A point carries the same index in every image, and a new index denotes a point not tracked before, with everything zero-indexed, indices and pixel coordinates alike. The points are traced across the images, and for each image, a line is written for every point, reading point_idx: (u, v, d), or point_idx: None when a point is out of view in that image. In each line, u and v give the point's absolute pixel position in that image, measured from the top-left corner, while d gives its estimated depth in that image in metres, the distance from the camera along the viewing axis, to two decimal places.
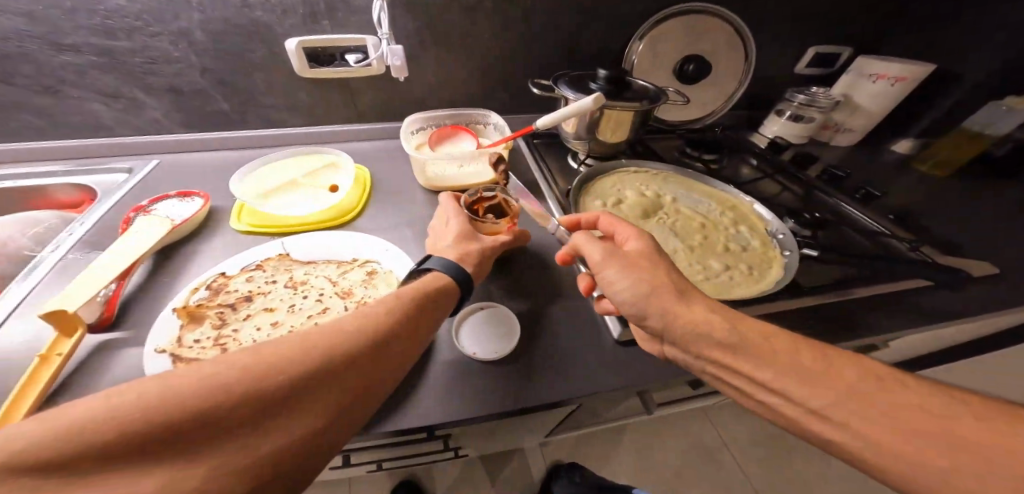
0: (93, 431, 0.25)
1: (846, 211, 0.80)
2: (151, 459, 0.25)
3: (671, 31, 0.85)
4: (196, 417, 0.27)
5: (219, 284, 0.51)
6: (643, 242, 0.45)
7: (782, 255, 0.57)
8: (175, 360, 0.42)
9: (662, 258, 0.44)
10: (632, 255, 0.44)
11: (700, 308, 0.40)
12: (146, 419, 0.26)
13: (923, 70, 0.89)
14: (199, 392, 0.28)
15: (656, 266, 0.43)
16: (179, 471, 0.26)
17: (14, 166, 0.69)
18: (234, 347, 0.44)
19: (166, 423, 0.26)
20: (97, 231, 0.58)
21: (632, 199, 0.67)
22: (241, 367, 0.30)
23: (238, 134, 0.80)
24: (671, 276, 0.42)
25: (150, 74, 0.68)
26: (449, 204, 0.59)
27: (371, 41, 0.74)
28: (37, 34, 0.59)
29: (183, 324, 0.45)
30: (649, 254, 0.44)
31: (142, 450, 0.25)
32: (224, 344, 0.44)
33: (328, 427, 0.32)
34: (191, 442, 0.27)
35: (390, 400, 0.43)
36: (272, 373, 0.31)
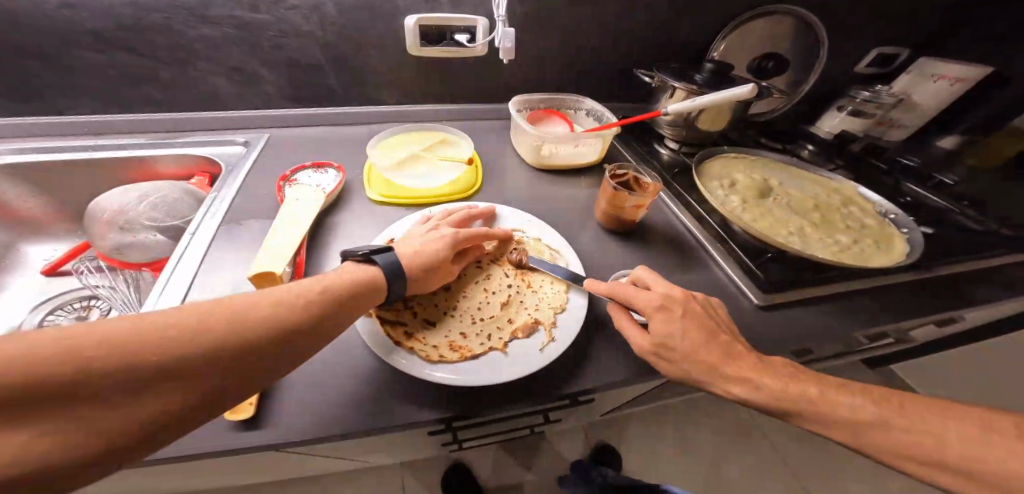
0: (116, 350, 0.26)
1: (921, 195, 0.88)
2: (132, 393, 0.26)
3: (753, 29, 0.91)
4: (177, 358, 0.28)
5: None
6: (666, 323, 0.43)
7: (901, 231, 0.73)
8: (380, 320, 0.47)
9: (683, 340, 0.42)
10: (647, 352, 0.43)
11: (746, 378, 0.40)
12: (135, 357, 0.26)
13: (979, 72, 0.97)
14: (189, 336, 0.29)
15: (686, 349, 0.42)
16: (151, 401, 0.26)
17: (130, 136, 0.71)
18: (421, 311, 0.51)
19: (154, 361, 0.27)
20: (244, 201, 0.62)
21: (744, 181, 0.78)
22: (210, 317, 0.31)
23: (343, 110, 0.82)
24: (697, 365, 0.41)
25: (277, 48, 0.70)
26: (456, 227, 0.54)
27: (483, 23, 0.75)
28: (185, 6, 0.62)
29: None
30: (687, 331, 0.42)
31: (127, 383, 0.25)
32: (411, 306, 0.51)
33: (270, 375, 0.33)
34: (168, 380, 0.27)
35: (572, 363, 0.48)
36: (275, 320, 0.34)
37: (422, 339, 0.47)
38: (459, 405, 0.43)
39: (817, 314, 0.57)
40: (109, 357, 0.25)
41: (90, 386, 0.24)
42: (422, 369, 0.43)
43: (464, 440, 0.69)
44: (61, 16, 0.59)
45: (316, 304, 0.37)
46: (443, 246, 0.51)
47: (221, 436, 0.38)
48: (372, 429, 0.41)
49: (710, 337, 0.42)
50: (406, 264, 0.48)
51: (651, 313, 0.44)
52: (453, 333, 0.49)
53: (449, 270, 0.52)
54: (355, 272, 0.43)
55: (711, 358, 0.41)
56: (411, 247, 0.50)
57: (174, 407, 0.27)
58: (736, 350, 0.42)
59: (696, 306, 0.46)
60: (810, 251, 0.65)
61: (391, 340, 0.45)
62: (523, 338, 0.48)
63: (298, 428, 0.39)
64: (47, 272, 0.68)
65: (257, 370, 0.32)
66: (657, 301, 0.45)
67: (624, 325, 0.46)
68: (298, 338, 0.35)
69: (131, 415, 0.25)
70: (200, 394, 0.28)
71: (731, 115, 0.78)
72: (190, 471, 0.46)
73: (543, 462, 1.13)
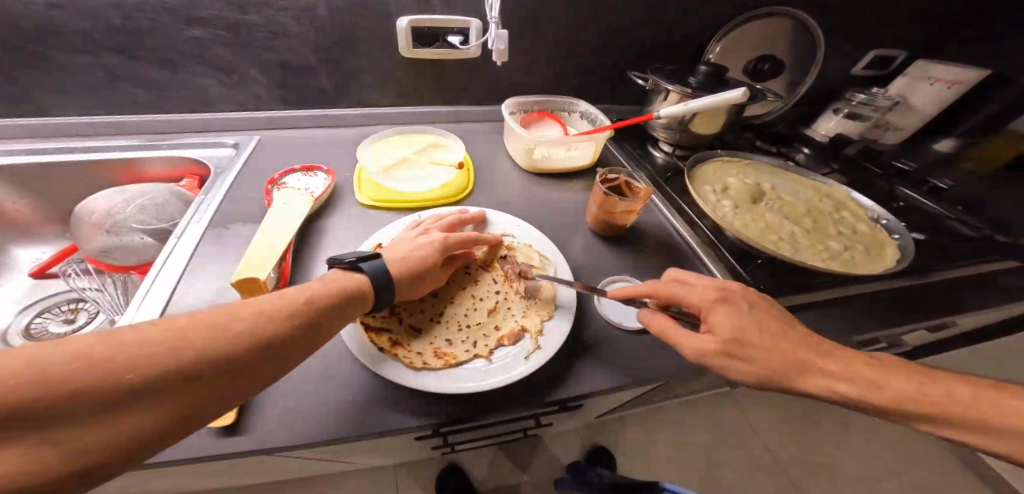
0: (87, 369, 0.25)
1: (915, 200, 0.88)
2: (109, 412, 0.25)
3: (750, 31, 0.90)
4: (155, 375, 0.27)
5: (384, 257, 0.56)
6: (729, 318, 0.42)
7: (892, 237, 0.73)
8: (364, 327, 0.47)
9: (756, 334, 0.41)
10: (718, 354, 0.41)
11: None
12: (110, 375, 0.26)
13: (977, 74, 0.95)
14: (166, 353, 0.28)
15: (762, 346, 0.40)
16: (129, 419, 0.26)
17: (119, 138, 0.71)
18: (406, 317, 0.50)
19: (130, 380, 0.26)
20: (232, 205, 0.62)
21: (736, 185, 0.77)
22: (187, 332, 0.30)
23: (335, 112, 0.82)
24: (783, 359, 0.40)
25: (267, 49, 0.69)
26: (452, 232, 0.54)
27: (476, 24, 0.74)
28: (174, 7, 0.61)
29: None
30: (756, 329, 0.41)
31: (104, 402, 0.25)
32: (397, 312, 0.51)
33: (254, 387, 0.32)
34: (145, 397, 0.27)
35: (558, 371, 0.48)
36: (256, 333, 0.33)
37: (408, 346, 0.46)
38: (444, 411, 0.43)
39: (807, 321, 0.57)
40: (83, 377, 0.25)
41: (59, 407, 0.24)
42: (405, 376, 0.42)
43: (456, 444, 0.68)
44: (47, 16, 0.58)
45: (300, 313, 0.37)
46: (432, 250, 0.51)
47: (200, 443, 0.37)
48: (355, 435, 0.40)
49: (777, 326, 0.42)
50: (395, 270, 0.47)
51: (712, 307, 0.43)
52: (439, 340, 0.49)
53: (436, 275, 0.52)
54: (342, 279, 0.43)
55: (793, 351, 0.40)
56: (398, 253, 0.49)
57: (149, 425, 0.27)
58: (812, 341, 0.42)
59: (751, 297, 0.46)
60: (800, 257, 0.65)
61: (376, 346, 0.45)
62: (509, 345, 0.47)
63: (279, 435, 0.39)
64: (34, 274, 0.68)
65: (238, 383, 0.31)
66: (712, 295, 0.44)
67: (681, 326, 0.44)
68: (281, 349, 0.34)
69: (105, 435, 0.25)
70: (178, 410, 0.28)
71: (725, 119, 0.77)
72: (174, 476, 0.46)
73: (538, 463, 1.13)
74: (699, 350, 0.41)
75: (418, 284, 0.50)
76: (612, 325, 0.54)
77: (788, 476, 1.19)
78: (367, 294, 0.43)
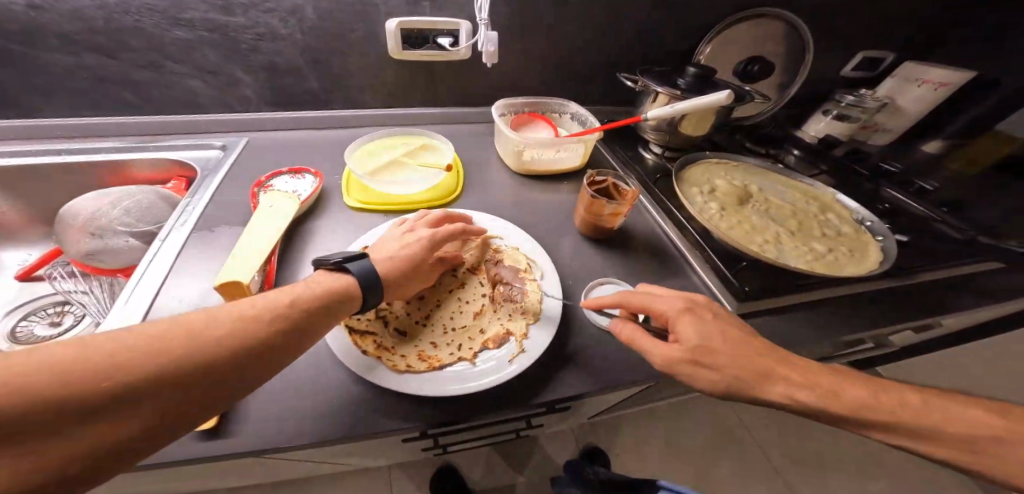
0: (58, 380, 0.25)
1: (902, 201, 0.89)
2: (85, 423, 0.26)
3: (739, 33, 0.90)
4: (130, 384, 0.27)
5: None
6: (697, 328, 0.43)
7: (876, 239, 0.73)
8: (348, 331, 0.47)
9: (721, 345, 0.42)
10: (685, 362, 0.42)
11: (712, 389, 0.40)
12: (84, 387, 0.26)
13: (964, 77, 0.96)
14: (140, 362, 0.28)
15: (727, 354, 0.41)
16: (107, 429, 0.26)
17: (104, 140, 0.71)
18: (392, 320, 0.51)
19: (105, 390, 0.26)
20: (218, 207, 0.62)
21: (724, 187, 0.78)
22: (165, 339, 0.30)
23: (326, 114, 0.82)
24: (745, 371, 0.40)
25: (254, 51, 0.69)
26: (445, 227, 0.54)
27: (465, 26, 0.74)
28: (158, 9, 0.61)
29: None
30: (723, 337, 0.42)
31: (79, 414, 0.25)
32: (382, 316, 0.51)
33: (235, 392, 0.32)
34: (122, 407, 0.27)
35: (542, 372, 0.48)
36: (236, 337, 0.33)
37: (392, 349, 0.46)
38: (426, 414, 0.43)
39: (792, 323, 0.57)
40: (55, 390, 0.25)
41: (35, 417, 0.24)
42: (390, 380, 0.42)
43: (447, 445, 0.68)
44: (28, 18, 0.58)
45: (282, 316, 0.37)
46: (419, 248, 0.51)
47: (181, 445, 0.37)
48: (337, 438, 0.40)
49: (742, 339, 0.43)
50: (381, 271, 0.47)
51: (678, 317, 0.44)
52: (425, 343, 0.49)
53: (423, 275, 0.52)
54: (330, 280, 0.43)
55: (754, 363, 0.41)
56: (384, 254, 0.49)
57: (132, 431, 0.27)
58: (773, 353, 0.43)
59: (717, 309, 0.47)
60: (785, 259, 0.66)
61: (359, 349, 0.45)
62: (493, 348, 0.47)
63: (260, 437, 0.39)
64: (20, 277, 0.67)
65: (223, 387, 0.32)
66: (680, 305, 0.45)
67: (647, 336, 0.44)
68: (262, 353, 0.34)
69: (87, 441, 0.26)
70: (162, 415, 0.29)
71: (713, 121, 0.78)
72: (158, 480, 0.46)
73: (532, 463, 1.14)
74: (667, 357, 0.42)
75: (404, 284, 0.50)
76: (598, 327, 0.54)
77: (780, 475, 1.20)
78: (355, 294, 0.43)
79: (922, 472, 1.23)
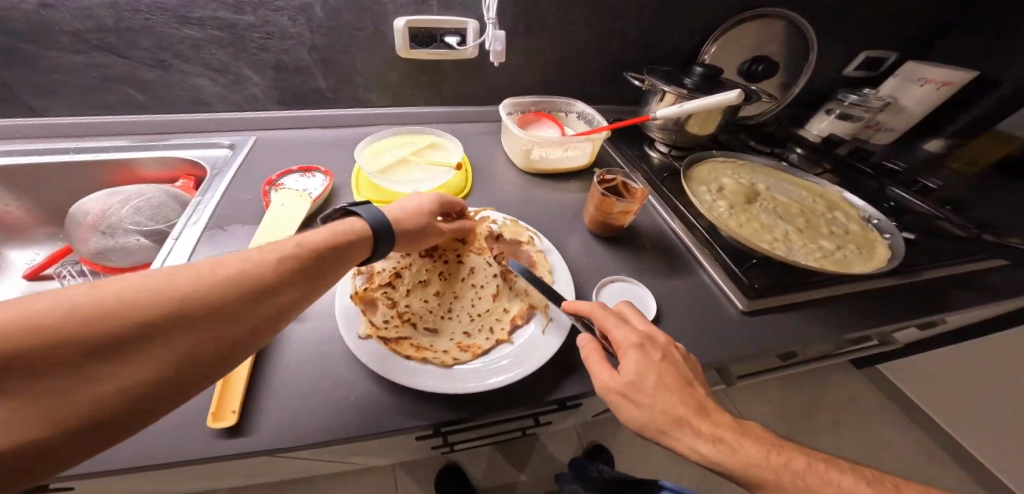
0: (77, 316, 0.25)
1: (906, 200, 0.89)
2: (113, 358, 0.25)
3: (744, 33, 0.91)
4: (151, 320, 0.27)
5: (369, 270, 0.54)
6: (637, 366, 0.41)
7: (883, 236, 0.74)
8: (381, 340, 0.45)
9: (654, 385, 0.40)
10: (612, 392, 0.41)
11: None
12: (105, 322, 0.25)
13: (967, 76, 0.96)
14: (158, 298, 0.28)
15: (654, 396, 0.39)
16: (136, 363, 0.26)
17: (113, 138, 0.71)
18: (421, 330, 0.49)
19: (127, 325, 0.26)
20: (229, 206, 0.62)
21: (731, 186, 0.78)
22: (178, 280, 0.30)
23: (332, 113, 0.82)
24: (663, 415, 0.38)
25: (262, 49, 0.69)
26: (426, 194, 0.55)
27: (473, 25, 0.75)
28: (167, 7, 0.61)
29: (363, 309, 0.48)
30: (664, 378, 0.40)
31: (103, 349, 0.25)
32: (407, 324, 0.49)
33: (256, 330, 0.32)
34: (148, 342, 0.27)
35: (557, 368, 0.49)
36: (250, 279, 0.33)
37: (431, 348, 0.47)
38: (442, 411, 0.44)
39: (801, 320, 0.58)
40: (75, 326, 0.24)
41: (62, 350, 0.24)
42: (436, 384, 0.42)
43: (457, 442, 0.68)
44: (38, 16, 0.57)
45: (290, 259, 0.37)
46: (430, 201, 0.54)
47: (203, 444, 0.38)
48: (355, 437, 0.41)
49: (682, 386, 0.41)
50: (393, 220, 0.49)
51: (626, 349, 0.42)
52: (457, 335, 0.50)
53: (434, 234, 0.54)
54: (334, 226, 0.44)
55: (677, 408, 0.39)
56: (395, 207, 0.51)
57: (168, 365, 0.27)
58: (709, 406, 0.40)
59: (675, 353, 0.45)
60: (795, 257, 0.66)
61: (400, 355, 0.44)
62: (522, 323, 0.50)
63: (280, 435, 0.39)
64: (28, 276, 0.67)
65: (245, 326, 0.32)
66: (634, 338, 0.43)
67: (593, 355, 0.43)
68: (277, 292, 0.35)
69: (124, 378, 0.26)
70: (195, 351, 0.29)
71: (720, 120, 0.78)
72: (174, 478, 0.46)
73: (536, 461, 1.14)
74: (601, 383, 0.41)
75: (415, 239, 0.52)
76: None
77: None
78: (364, 238, 0.45)
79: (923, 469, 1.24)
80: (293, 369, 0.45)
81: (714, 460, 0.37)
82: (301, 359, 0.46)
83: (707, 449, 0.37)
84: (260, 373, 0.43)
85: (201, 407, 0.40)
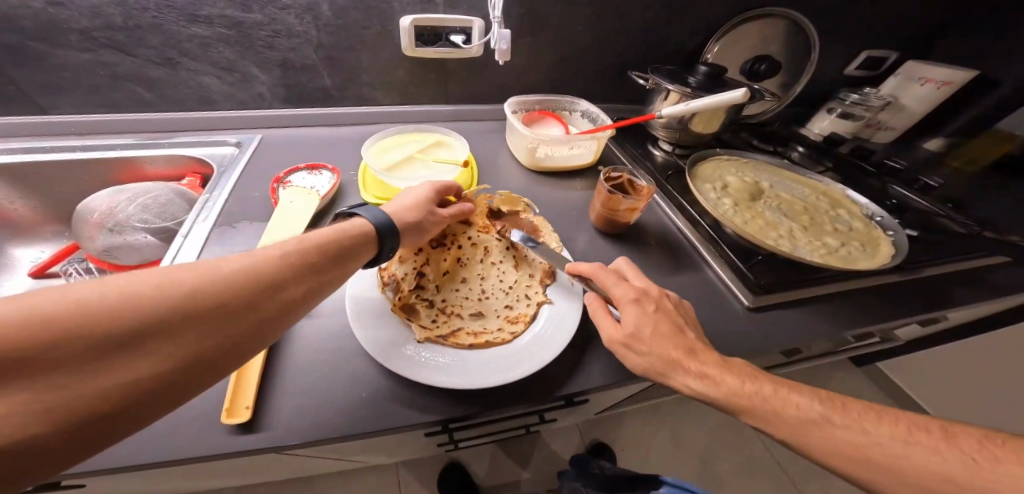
0: (97, 307, 0.26)
1: (908, 198, 0.90)
2: (129, 349, 0.26)
3: (746, 33, 0.91)
4: (164, 313, 0.28)
5: (393, 279, 0.51)
6: (635, 315, 0.45)
7: (886, 234, 0.74)
8: (442, 341, 0.47)
9: (651, 333, 0.44)
10: (618, 344, 0.45)
11: (734, 381, 0.41)
12: (122, 315, 0.27)
13: (967, 76, 0.97)
14: (171, 293, 0.29)
15: (652, 344, 0.43)
16: (151, 354, 0.27)
17: (119, 136, 0.71)
18: (473, 327, 0.50)
19: (141, 318, 0.27)
20: (237, 204, 0.62)
21: (736, 184, 0.79)
22: (190, 276, 0.31)
23: (337, 111, 0.82)
24: (660, 359, 0.42)
25: (269, 48, 0.69)
26: (425, 189, 0.55)
27: (479, 24, 0.75)
28: (175, 6, 0.61)
29: (406, 315, 0.48)
30: (658, 326, 0.44)
31: (120, 340, 0.26)
32: (457, 324, 0.51)
33: (264, 325, 0.34)
34: (162, 335, 0.28)
35: (565, 365, 0.49)
36: (257, 276, 0.34)
37: (485, 330, 0.50)
38: (453, 406, 0.44)
39: (805, 316, 0.58)
40: (94, 318, 0.26)
41: (83, 342, 0.25)
42: (486, 377, 0.42)
43: (463, 439, 0.69)
44: (47, 14, 0.58)
45: (296, 256, 0.38)
46: (427, 191, 0.55)
47: (217, 441, 0.38)
48: (367, 432, 0.41)
49: (675, 331, 0.45)
50: (392, 215, 0.51)
51: (625, 304, 0.46)
52: (501, 310, 0.53)
53: (437, 221, 0.55)
54: (337, 227, 0.45)
55: (671, 351, 0.43)
56: (392, 204, 0.52)
57: (175, 361, 0.28)
58: (698, 347, 0.44)
59: (668, 304, 0.48)
60: (800, 253, 0.67)
61: (464, 345, 0.46)
62: (550, 283, 0.55)
63: (292, 431, 0.40)
64: (34, 274, 0.67)
65: (253, 320, 0.33)
66: (632, 294, 0.47)
67: (598, 312, 0.47)
68: (283, 289, 0.36)
69: (132, 372, 0.26)
70: (202, 347, 0.29)
71: (723, 119, 0.79)
72: (183, 474, 0.46)
73: (539, 459, 1.14)
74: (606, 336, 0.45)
75: (419, 231, 0.53)
76: None
77: (784, 470, 1.21)
78: (369, 238, 0.46)
79: None
80: (303, 365, 0.45)
81: (700, 392, 0.41)
82: (311, 355, 0.46)
83: (696, 384, 0.41)
84: (272, 370, 0.44)
85: (214, 403, 0.40)
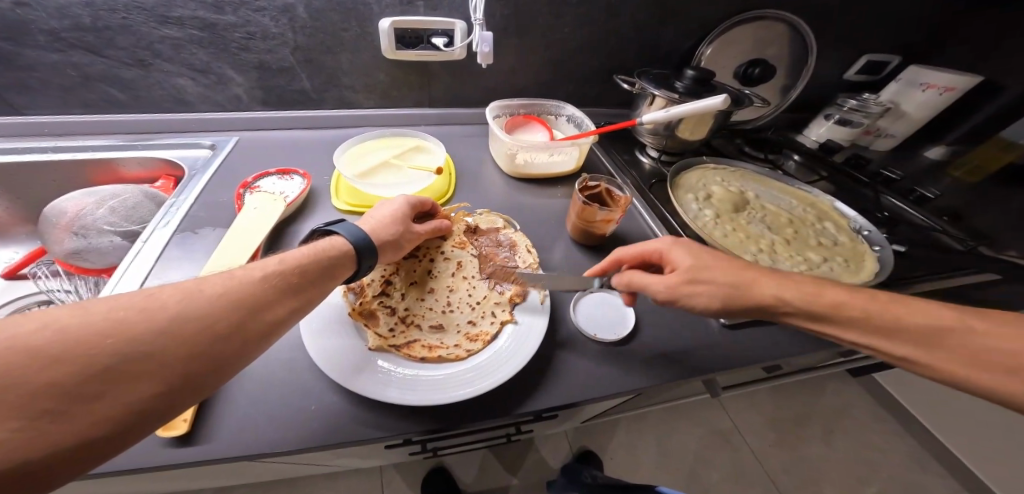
0: (64, 338, 0.26)
1: (902, 210, 0.87)
2: (100, 379, 0.26)
3: (740, 36, 0.88)
4: (135, 341, 0.28)
5: (358, 285, 0.52)
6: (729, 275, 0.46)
7: (873, 249, 0.72)
8: (395, 350, 0.45)
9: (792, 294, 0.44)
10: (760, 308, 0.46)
11: None
12: (92, 345, 0.27)
13: (971, 81, 0.93)
14: (141, 320, 0.29)
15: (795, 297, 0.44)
16: (122, 385, 0.27)
17: (90, 138, 0.70)
18: (430, 339, 0.49)
19: (111, 347, 0.27)
20: (203, 208, 0.61)
21: (720, 194, 0.77)
22: (162, 303, 0.31)
23: (319, 113, 0.81)
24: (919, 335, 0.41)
25: (245, 49, 0.68)
26: (399, 203, 0.54)
27: (461, 26, 0.73)
28: (145, 7, 0.60)
29: (363, 322, 0.47)
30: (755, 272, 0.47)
31: (88, 371, 0.26)
32: (413, 332, 0.49)
33: (239, 349, 0.33)
34: (134, 363, 0.28)
35: (527, 380, 0.48)
36: (230, 299, 0.34)
37: (443, 345, 0.48)
38: (405, 424, 0.43)
39: (783, 334, 0.57)
40: (62, 350, 0.26)
41: (49, 376, 0.25)
42: (433, 396, 0.41)
43: (438, 448, 0.67)
44: (14, 15, 0.57)
45: (275, 277, 0.38)
46: (401, 205, 0.54)
47: (153, 453, 0.37)
48: (312, 447, 0.40)
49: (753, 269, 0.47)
50: (369, 232, 0.49)
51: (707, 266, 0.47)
52: (463, 326, 0.51)
53: (414, 237, 0.54)
54: (316, 245, 0.44)
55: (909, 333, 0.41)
56: (370, 219, 0.51)
57: (147, 393, 0.28)
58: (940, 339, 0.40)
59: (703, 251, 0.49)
60: (779, 268, 0.65)
61: (416, 358, 0.45)
62: (521, 300, 0.52)
63: (231, 446, 0.38)
64: (6, 275, 0.67)
65: (229, 344, 0.32)
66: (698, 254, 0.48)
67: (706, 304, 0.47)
68: (261, 310, 0.35)
69: (96, 408, 0.26)
70: (170, 377, 0.29)
71: (710, 125, 0.77)
72: (136, 485, 0.46)
73: (525, 465, 1.13)
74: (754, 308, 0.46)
75: (397, 246, 0.52)
76: (586, 338, 0.53)
77: (775, 481, 1.18)
78: (346, 255, 0.45)
79: (918, 481, 1.22)
80: (253, 377, 0.44)
81: None
82: (263, 366, 0.45)
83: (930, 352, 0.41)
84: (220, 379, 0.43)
85: None
